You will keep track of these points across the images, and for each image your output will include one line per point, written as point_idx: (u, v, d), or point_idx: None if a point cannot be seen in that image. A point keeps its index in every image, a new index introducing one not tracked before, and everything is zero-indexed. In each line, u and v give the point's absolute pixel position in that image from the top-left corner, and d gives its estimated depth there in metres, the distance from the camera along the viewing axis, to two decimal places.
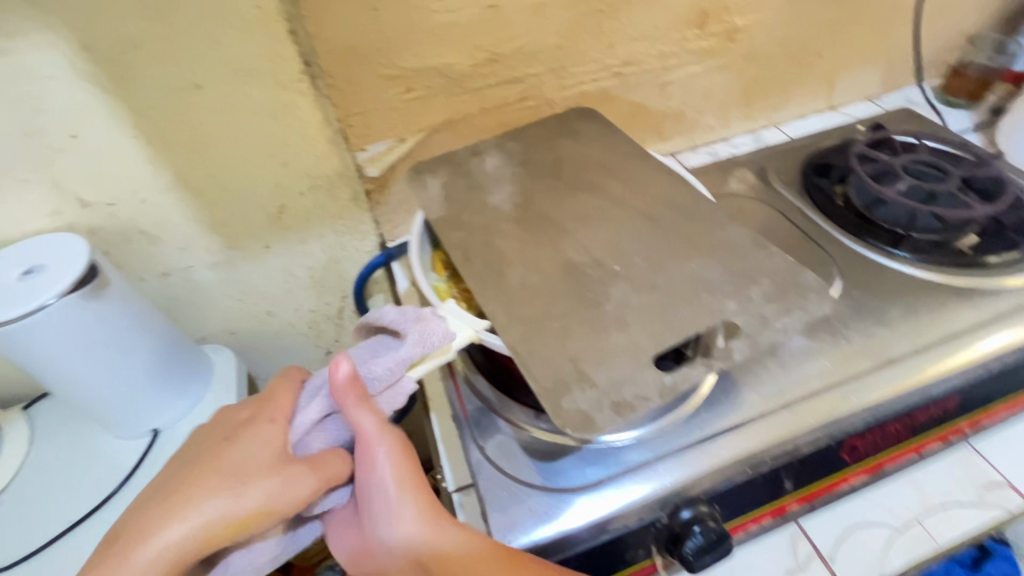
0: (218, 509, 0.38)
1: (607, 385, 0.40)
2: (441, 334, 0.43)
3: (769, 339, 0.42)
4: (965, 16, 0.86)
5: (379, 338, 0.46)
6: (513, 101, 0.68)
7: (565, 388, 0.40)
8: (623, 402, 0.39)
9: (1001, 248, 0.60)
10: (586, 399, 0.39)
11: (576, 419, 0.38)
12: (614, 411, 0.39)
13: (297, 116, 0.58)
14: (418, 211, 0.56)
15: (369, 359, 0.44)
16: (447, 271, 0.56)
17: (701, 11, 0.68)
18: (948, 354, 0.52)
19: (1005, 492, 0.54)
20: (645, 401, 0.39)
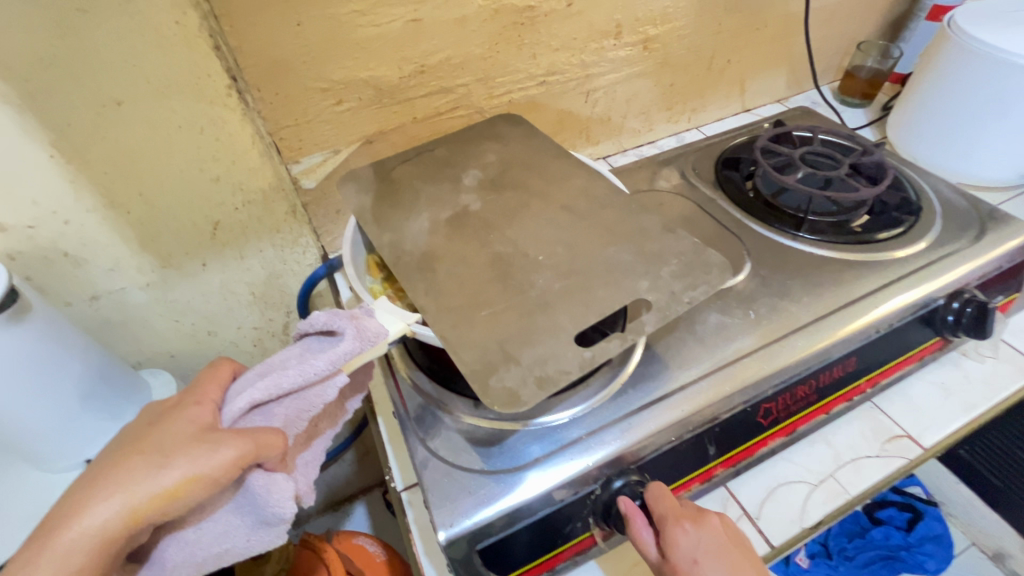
0: (137, 490, 0.34)
1: (531, 363, 0.38)
2: (374, 330, 0.39)
3: (678, 312, 0.40)
4: (862, 21, 0.90)
5: (308, 339, 0.40)
6: (444, 112, 0.67)
7: (492, 368, 0.37)
8: (545, 376, 0.37)
9: (889, 225, 0.57)
10: (512, 376, 0.37)
11: (503, 396, 0.36)
12: (538, 385, 0.36)
13: (226, 130, 0.57)
14: (349, 217, 0.54)
15: (300, 358, 0.38)
16: (382, 271, 0.54)
17: (616, 22, 0.69)
18: (851, 319, 0.49)
19: (904, 442, 0.50)
20: (566, 374, 0.37)
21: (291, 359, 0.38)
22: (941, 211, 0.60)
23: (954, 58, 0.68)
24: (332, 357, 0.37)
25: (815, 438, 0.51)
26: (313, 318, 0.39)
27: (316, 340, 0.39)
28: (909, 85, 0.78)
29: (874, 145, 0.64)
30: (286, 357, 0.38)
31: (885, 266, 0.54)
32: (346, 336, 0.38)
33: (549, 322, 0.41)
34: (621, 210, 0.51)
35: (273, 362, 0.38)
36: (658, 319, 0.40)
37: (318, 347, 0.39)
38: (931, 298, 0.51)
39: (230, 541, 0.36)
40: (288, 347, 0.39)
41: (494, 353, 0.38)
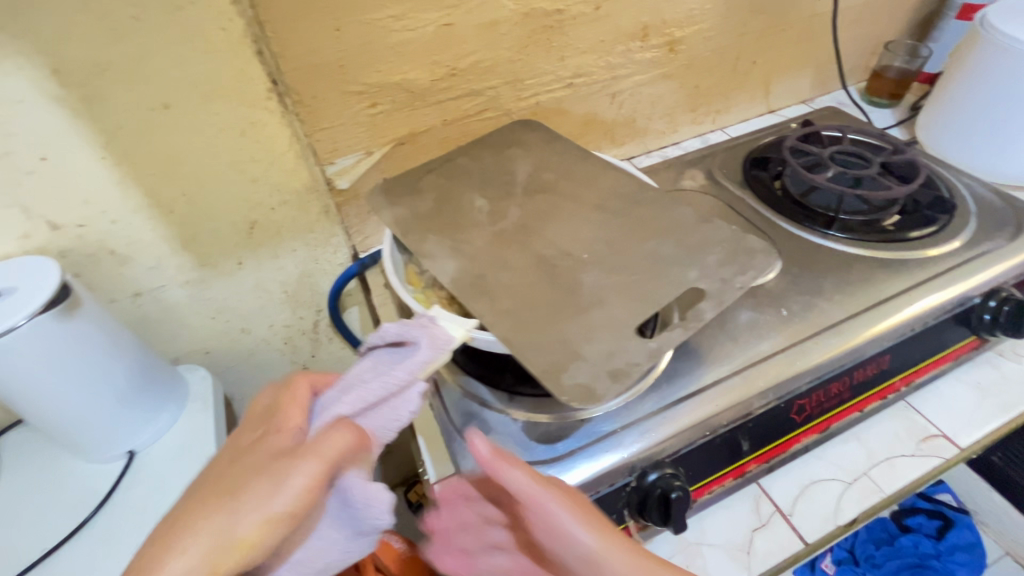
0: (218, 536, 0.32)
1: (599, 358, 0.39)
2: (445, 338, 0.41)
3: (733, 297, 0.43)
4: (889, 21, 0.89)
5: (379, 352, 0.42)
6: (473, 114, 0.69)
7: (563, 365, 0.39)
8: (617, 369, 0.39)
9: (922, 224, 0.57)
10: (585, 372, 0.38)
11: (580, 392, 0.37)
12: (612, 379, 0.38)
13: (266, 133, 0.59)
14: (384, 228, 0.54)
15: (381, 371, 0.40)
16: (423, 281, 0.53)
17: (643, 25, 0.70)
18: (885, 316, 0.49)
19: (941, 442, 0.50)
20: (637, 365, 0.39)
21: (372, 373, 0.40)
22: (975, 209, 0.60)
23: (987, 56, 0.68)
24: (415, 365, 0.39)
25: (849, 436, 0.51)
26: (384, 331, 0.42)
27: (390, 352, 0.41)
28: (939, 84, 0.77)
29: (905, 143, 0.64)
30: (365, 371, 0.40)
31: (919, 264, 0.53)
32: (423, 345, 0.40)
33: (585, 318, 0.42)
34: (651, 210, 0.52)
35: (352, 378, 0.40)
36: (718, 304, 0.42)
37: (395, 359, 0.41)
38: (967, 297, 0.51)
39: (326, 558, 0.36)
40: (363, 362, 0.41)
41: (560, 349, 0.40)
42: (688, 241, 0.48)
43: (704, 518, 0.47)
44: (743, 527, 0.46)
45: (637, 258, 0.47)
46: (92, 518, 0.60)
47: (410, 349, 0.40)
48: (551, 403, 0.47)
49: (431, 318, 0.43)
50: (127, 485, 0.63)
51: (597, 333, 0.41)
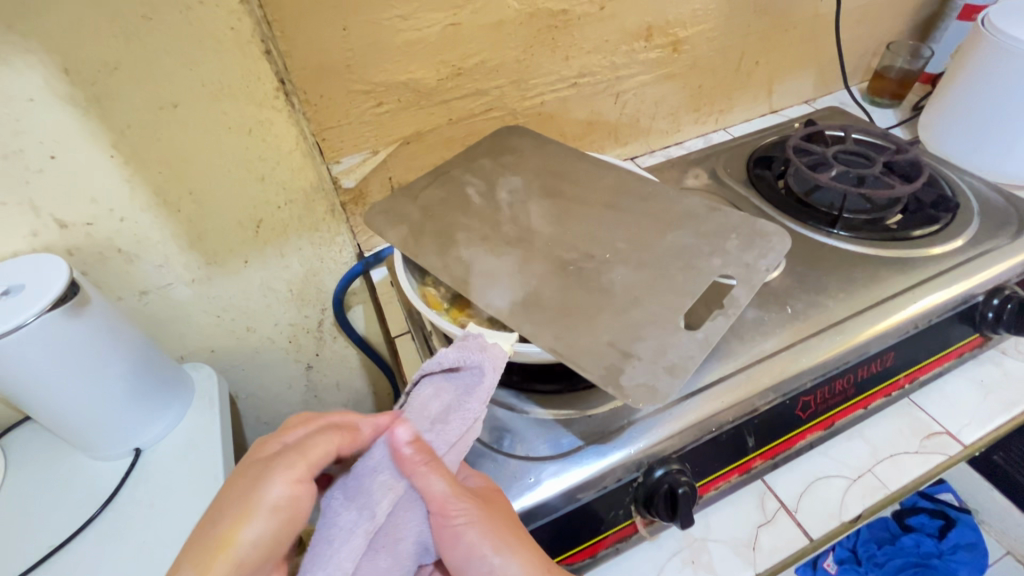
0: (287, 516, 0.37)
1: (651, 356, 0.40)
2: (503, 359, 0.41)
3: (762, 280, 0.45)
4: (891, 22, 0.90)
5: (433, 379, 0.40)
6: (478, 113, 0.69)
7: (619, 369, 0.40)
8: (673, 364, 0.40)
9: (925, 222, 0.57)
10: (642, 372, 0.39)
11: (642, 392, 0.38)
12: (670, 373, 0.39)
13: (273, 132, 0.59)
14: (392, 251, 0.53)
15: (448, 401, 0.40)
16: (442, 304, 0.52)
17: (647, 25, 0.70)
18: (889, 313, 0.49)
19: (944, 439, 0.50)
20: (692, 358, 0.40)
21: (439, 403, 0.39)
22: (977, 208, 0.60)
23: (991, 56, 0.68)
24: (482, 394, 0.39)
25: (852, 433, 0.51)
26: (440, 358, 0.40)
27: (451, 380, 0.40)
28: (942, 83, 0.77)
29: (908, 142, 0.65)
30: (428, 402, 0.39)
31: (922, 263, 0.54)
32: (485, 369, 0.40)
33: (591, 318, 0.43)
34: (656, 208, 0.53)
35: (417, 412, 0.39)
36: (752, 289, 0.44)
37: (457, 387, 0.40)
38: (971, 295, 0.51)
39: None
40: (420, 394, 0.40)
41: (607, 353, 0.41)
42: (694, 240, 0.49)
43: (709, 515, 0.47)
44: (749, 523, 0.46)
45: (642, 257, 0.48)
46: (99, 514, 0.60)
47: (473, 376, 0.40)
48: (559, 398, 0.48)
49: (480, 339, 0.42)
50: (133, 482, 0.63)
51: (642, 332, 0.42)
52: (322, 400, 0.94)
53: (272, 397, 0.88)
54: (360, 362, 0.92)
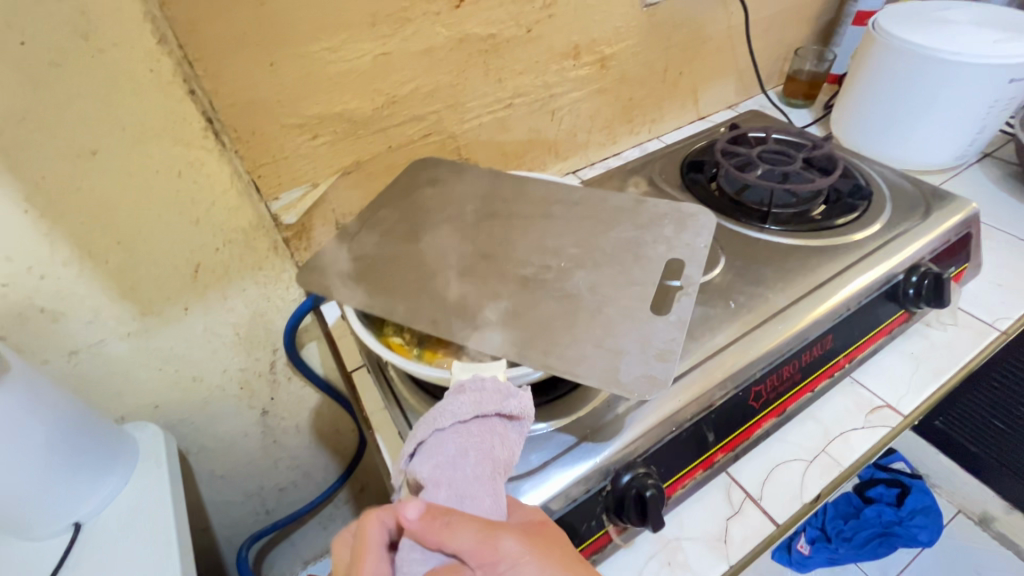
0: None
1: (638, 347, 0.42)
2: (516, 399, 0.39)
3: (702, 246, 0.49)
4: (796, 29, 0.97)
5: (461, 420, 0.38)
6: (418, 139, 0.69)
7: (614, 367, 0.41)
8: (662, 349, 0.42)
9: (845, 211, 0.62)
10: (635, 363, 0.40)
11: (643, 383, 0.39)
12: (660, 358, 0.41)
13: (205, 173, 0.57)
14: (344, 308, 0.49)
15: (476, 445, 0.38)
16: (413, 349, 0.50)
17: (573, 44, 0.73)
18: (823, 299, 0.52)
19: (887, 412, 0.53)
20: (675, 339, 0.42)
21: (477, 463, 0.37)
22: (889, 193, 0.65)
23: (887, 55, 0.74)
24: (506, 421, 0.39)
25: (806, 416, 0.53)
26: (454, 411, 0.39)
27: (474, 427, 0.38)
28: (846, 83, 0.84)
29: (822, 138, 0.69)
30: (452, 460, 0.37)
31: (847, 249, 0.58)
32: (505, 404, 0.39)
33: (550, 336, 0.43)
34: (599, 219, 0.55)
35: (429, 478, 0.37)
36: (700, 264, 0.47)
37: (486, 437, 0.38)
38: (892, 274, 0.55)
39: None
40: (428, 454, 0.38)
41: (596, 356, 0.42)
42: (638, 246, 0.50)
43: (680, 512, 0.48)
44: (717, 516, 0.47)
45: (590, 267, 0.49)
46: None
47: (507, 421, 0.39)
48: None
49: (487, 385, 0.40)
50: (74, 560, 0.58)
51: (619, 328, 0.43)
52: (282, 445, 0.90)
53: (227, 448, 0.84)
54: (318, 401, 0.89)
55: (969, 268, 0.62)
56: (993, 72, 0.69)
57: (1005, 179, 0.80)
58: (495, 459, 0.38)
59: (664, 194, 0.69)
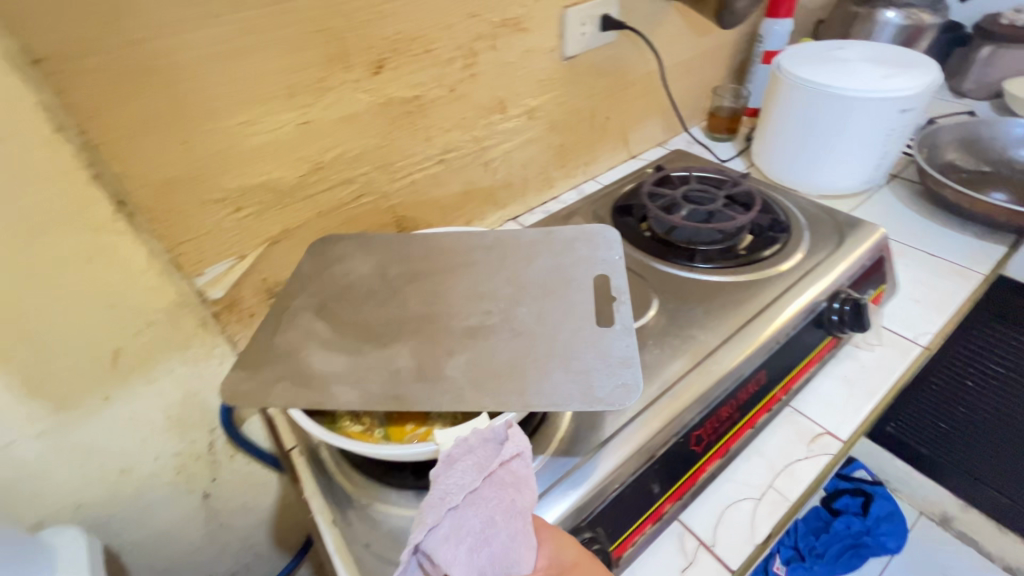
0: None
1: (600, 362, 0.47)
2: (511, 448, 0.39)
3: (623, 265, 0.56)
4: (712, 70, 1.03)
5: (470, 482, 0.37)
6: (349, 201, 0.68)
7: (589, 384, 0.45)
8: (620, 358, 0.47)
9: (768, 243, 0.65)
10: (604, 378, 0.45)
11: (620, 392, 0.44)
12: (623, 363, 0.46)
13: (120, 257, 0.55)
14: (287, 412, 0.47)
15: (496, 507, 0.37)
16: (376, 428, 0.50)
17: (499, 99, 0.74)
18: (753, 333, 0.54)
19: (828, 440, 0.54)
20: (628, 349, 0.47)
21: (506, 523, 0.37)
22: (806, 224, 0.68)
23: (794, 92, 0.79)
24: (510, 466, 0.39)
25: (751, 452, 0.54)
26: (459, 482, 0.37)
27: (487, 488, 0.37)
28: (761, 118, 0.89)
29: (740, 175, 0.73)
30: (479, 532, 0.36)
31: (771, 281, 0.60)
32: (505, 453, 0.39)
33: (512, 385, 0.46)
34: (539, 270, 0.57)
35: (466, 564, 0.35)
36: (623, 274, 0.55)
37: (503, 491, 0.37)
38: (815, 304, 0.57)
39: None
40: (453, 535, 0.35)
41: (569, 381, 0.46)
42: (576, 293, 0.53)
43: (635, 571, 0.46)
44: (672, 570, 0.46)
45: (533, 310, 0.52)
46: None
47: (512, 465, 0.39)
48: None
49: (473, 443, 0.39)
50: None
51: (578, 352, 0.48)
52: (229, 527, 0.84)
53: (166, 539, 0.77)
54: (267, 476, 0.84)
55: (886, 288, 0.66)
56: (886, 106, 0.75)
57: (913, 198, 0.86)
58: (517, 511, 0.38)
59: None
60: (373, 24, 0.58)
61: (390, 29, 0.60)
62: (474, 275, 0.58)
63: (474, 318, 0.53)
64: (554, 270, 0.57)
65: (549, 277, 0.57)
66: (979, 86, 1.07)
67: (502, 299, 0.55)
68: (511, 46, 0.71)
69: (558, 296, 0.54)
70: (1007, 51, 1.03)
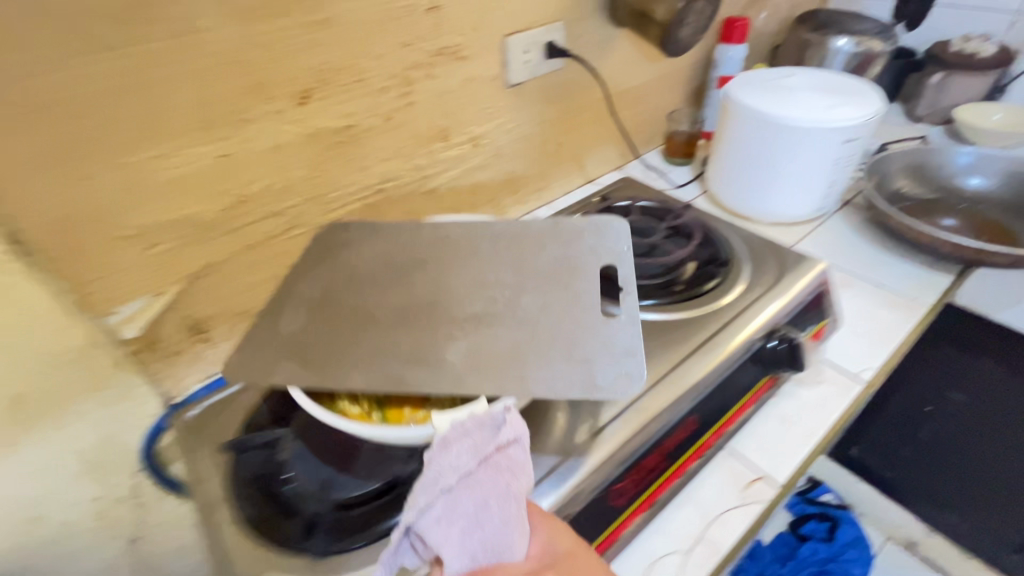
0: None
1: (603, 350, 0.48)
2: (512, 433, 0.40)
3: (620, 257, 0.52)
4: (666, 95, 1.03)
5: (469, 463, 0.39)
6: (279, 234, 0.65)
7: (596, 374, 0.46)
8: (625, 348, 0.48)
9: (709, 276, 0.64)
10: (608, 365, 0.47)
11: (621, 380, 0.46)
12: (627, 354, 0.48)
13: (16, 295, 0.48)
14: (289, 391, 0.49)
15: (491, 490, 0.38)
16: (374, 409, 0.52)
17: (440, 128, 0.73)
18: (682, 376, 0.52)
19: (761, 486, 0.52)
20: (635, 341, 0.48)
21: (499, 507, 0.38)
22: (749, 255, 0.67)
23: (745, 120, 0.78)
24: (507, 449, 0.40)
25: (682, 500, 0.52)
26: (455, 465, 0.38)
27: (483, 473, 0.39)
28: (714, 144, 0.88)
29: (682, 208, 0.73)
30: (473, 513, 0.38)
31: (707, 319, 0.58)
32: (505, 436, 0.40)
33: (515, 371, 0.46)
34: (542, 256, 0.53)
35: (456, 544, 0.37)
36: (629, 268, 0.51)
37: (500, 478, 0.39)
38: (751, 343, 0.56)
39: None
40: (446, 517, 0.37)
41: (571, 369, 0.47)
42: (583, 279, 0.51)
43: None
44: None
45: (537, 295, 0.51)
46: None
47: (510, 452, 0.40)
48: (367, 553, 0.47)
49: (470, 427, 0.40)
50: None
51: (585, 342, 0.48)
52: None
53: None
54: None
55: (829, 322, 0.64)
56: (832, 135, 0.74)
57: (864, 225, 0.85)
58: (514, 491, 0.39)
59: None
60: (297, 54, 0.56)
61: (316, 59, 0.58)
62: (473, 259, 0.54)
63: (476, 304, 0.51)
64: (556, 260, 0.53)
65: (550, 263, 0.53)
66: (932, 111, 1.09)
67: (507, 283, 0.52)
68: (451, 75, 0.70)
69: (564, 283, 0.51)
70: (955, 78, 1.04)
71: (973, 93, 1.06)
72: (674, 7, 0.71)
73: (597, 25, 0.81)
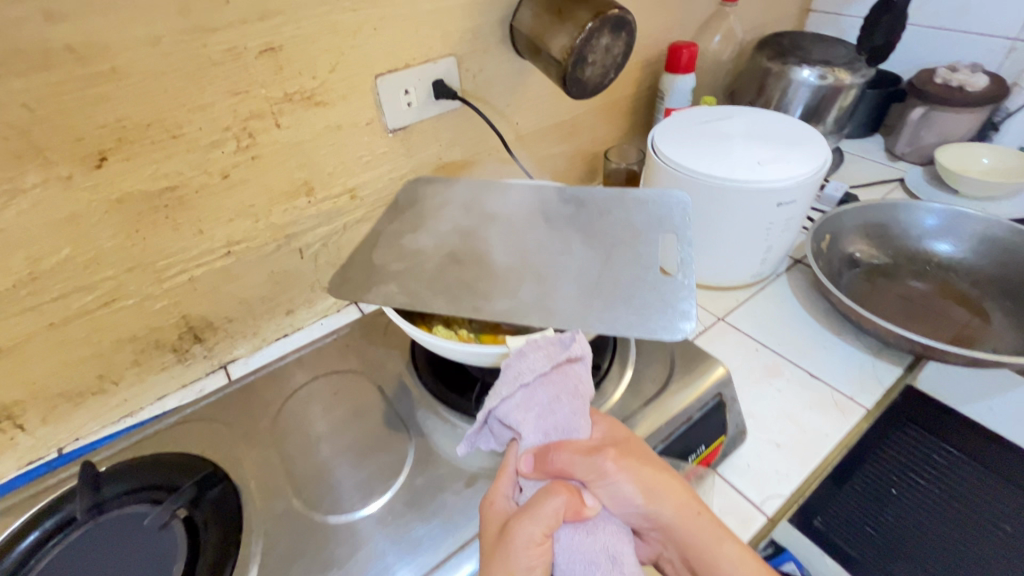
0: (526, 543, 0.35)
1: (654, 300, 0.48)
2: (579, 345, 0.41)
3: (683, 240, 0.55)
4: (604, 131, 0.92)
5: (539, 363, 0.41)
6: (96, 308, 0.56)
7: (650, 311, 0.47)
8: (676, 305, 0.47)
9: None
10: (660, 317, 0.46)
11: (665, 325, 0.46)
12: (674, 309, 0.47)
13: None
14: (383, 309, 0.53)
15: (562, 388, 0.40)
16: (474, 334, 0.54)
17: (302, 181, 0.63)
18: None
19: None
20: (686, 299, 0.48)
21: (572, 402, 0.40)
22: (635, 354, 0.59)
23: (665, 171, 0.67)
24: (578, 353, 0.41)
25: None
26: (532, 366, 0.40)
27: (556, 375, 0.40)
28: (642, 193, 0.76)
29: None
30: (546, 404, 0.40)
31: None
32: (573, 343, 0.42)
33: (565, 312, 0.48)
34: (609, 220, 0.57)
35: (534, 428, 0.40)
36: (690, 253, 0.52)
37: (570, 379, 0.40)
38: None
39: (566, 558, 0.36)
40: (523, 407, 0.40)
41: (627, 314, 0.47)
42: (635, 250, 0.53)
43: None
44: None
45: (600, 252, 0.54)
46: None
47: (580, 363, 0.41)
48: None
49: (541, 341, 0.42)
50: None
51: (639, 293, 0.49)
52: None
53: None
54: None
55: (726, 439, 0.54)
56: (765, 196, 0.62)
57: (812, 293, 0.73)
58: (579, 391, 0.40)
59: (401, 373, 0.60)
60: (80, 111, 0.47)
61: (108, 116, 0.48)
62: (538, 226, 0.58)
63: (540, 256, 0.54)
64: (622, 222, 0.57)
65: (615, 228, 0.57)
66: (913, 149, 0.97)
67: (571, 244, 0.55)
68: (307, 123, 0.60)
69: (626, 245, 0.54)
70: (938, 114, 0.91)
71: (961, 131, 0.93)
72: (570, 45, 0.60)
73: (499, 58, 0.71)
